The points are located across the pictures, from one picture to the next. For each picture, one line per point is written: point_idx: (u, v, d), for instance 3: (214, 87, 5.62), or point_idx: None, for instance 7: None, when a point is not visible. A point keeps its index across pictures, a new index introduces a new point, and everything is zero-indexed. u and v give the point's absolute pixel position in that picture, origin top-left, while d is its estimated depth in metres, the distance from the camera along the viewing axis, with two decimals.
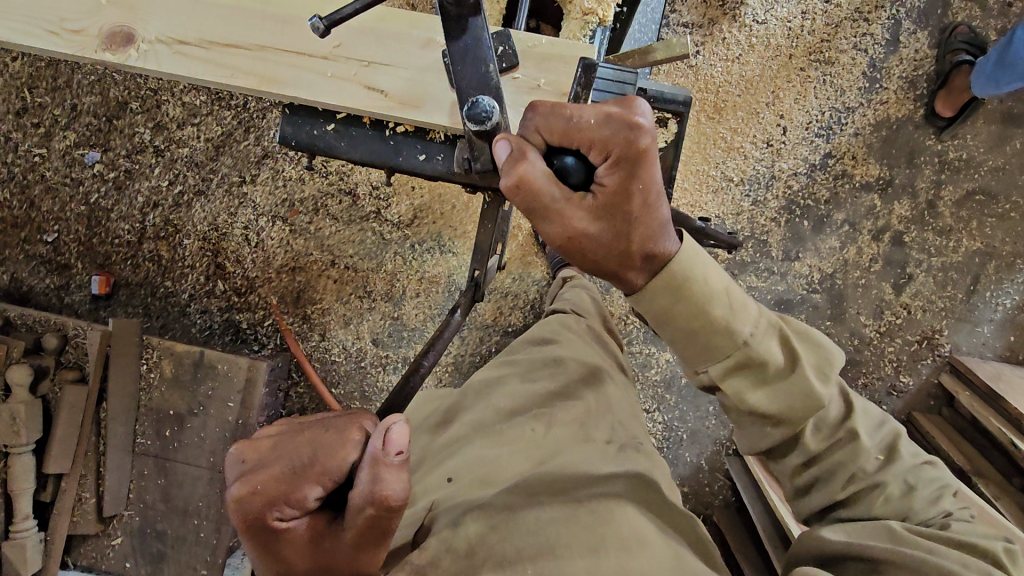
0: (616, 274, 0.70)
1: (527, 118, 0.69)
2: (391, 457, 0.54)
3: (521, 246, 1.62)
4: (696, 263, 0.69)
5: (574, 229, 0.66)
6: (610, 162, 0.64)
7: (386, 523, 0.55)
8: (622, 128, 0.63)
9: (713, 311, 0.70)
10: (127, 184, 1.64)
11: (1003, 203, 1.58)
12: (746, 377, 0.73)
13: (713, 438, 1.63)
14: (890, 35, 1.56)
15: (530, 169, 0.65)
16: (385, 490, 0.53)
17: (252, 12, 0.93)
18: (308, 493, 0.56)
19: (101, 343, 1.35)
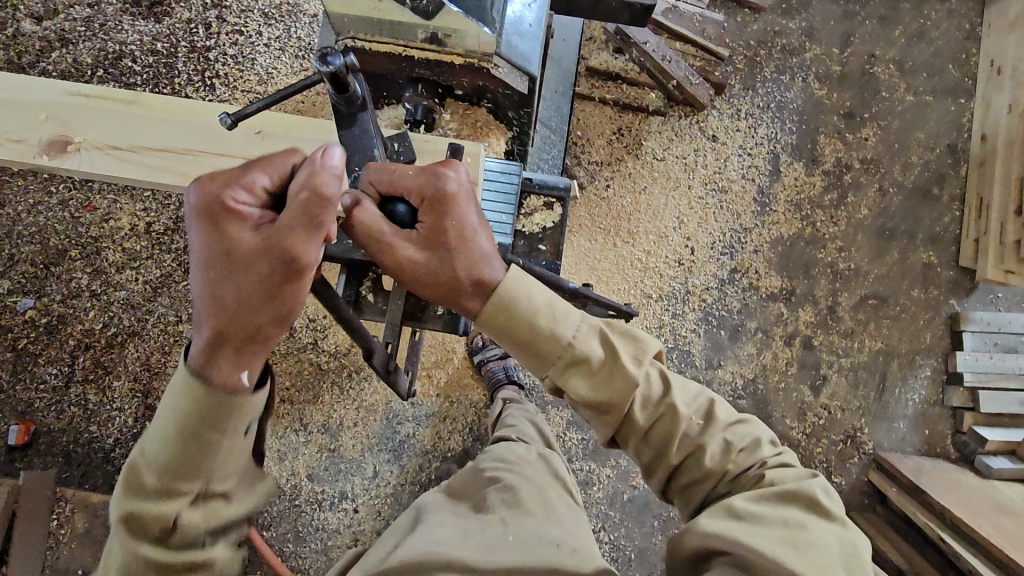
0: (451, 299, 0.80)
1: (364, 175, 0.82)
2: (328, 167, 0.67)
3: (457, 369, 1.67)
4: (516, 282, 0.79)
5: (406, 261, 0.78)
6: (426, 205, 0.78)
7: (315, 213, 0.66)
8: (432, 178, 0.77)
9: (537, 323, 0.78)
10: (59, 328, 1.63)
11: (894, 306, 1.74)
12: (579, 377, 0.79)
13: (662, 555, 1.60)
14: (771, 166, 1.80)
15: (368, 212, 0.78)
16: (303, 256, 0.66)
17: (184, 125, 1.04)
18: (244, 240, 0.67)
19: (6, 501, 1.28)
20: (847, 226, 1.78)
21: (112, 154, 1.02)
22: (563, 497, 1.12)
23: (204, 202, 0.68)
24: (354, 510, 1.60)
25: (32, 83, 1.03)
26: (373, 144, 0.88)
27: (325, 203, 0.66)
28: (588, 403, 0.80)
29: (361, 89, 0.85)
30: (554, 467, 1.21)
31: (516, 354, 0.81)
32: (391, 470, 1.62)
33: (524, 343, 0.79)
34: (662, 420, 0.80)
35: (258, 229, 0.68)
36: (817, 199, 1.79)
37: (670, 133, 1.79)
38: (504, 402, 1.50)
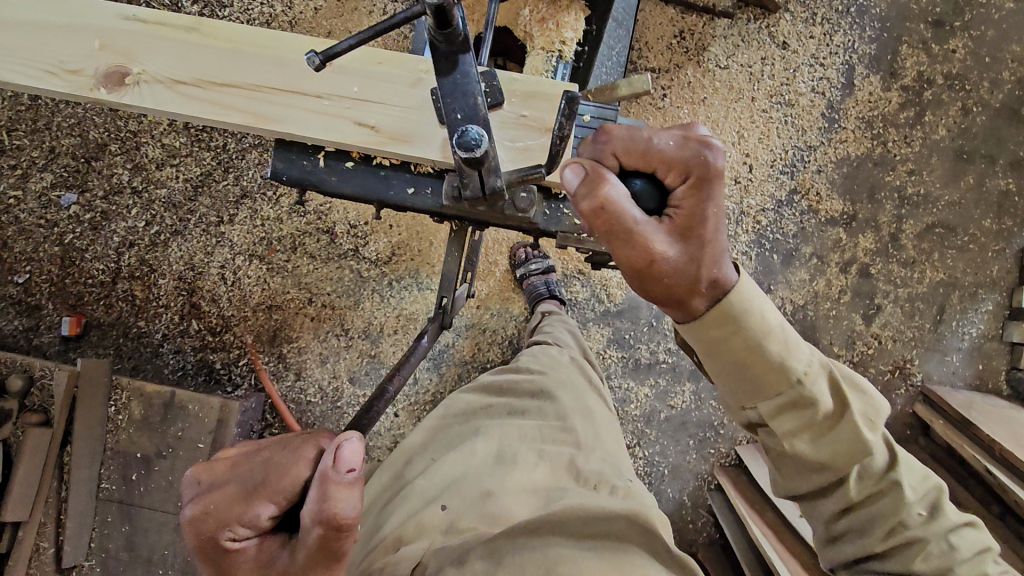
0: (681, 305, 0.67)
1: (601, 141, 0.65)
2: (342, 474, 0.53)
3: (499, 283, 1.64)
4: (752, 298, 0.70)
5: (657, 255, 0.62)
6: (689, 184, 0.63)
7: (338, 545, 0.53)
8: (702, 150, 0.63)
9: (769, 347, 0.71)
10: (103, 225, 1.63)
11: (962, 236, 1.64)
12: (793, 418, 0.75)
13: (695, 473, 1.62)
14: (845, 78, 1.65)
15: (617, 190, 0.61)
16: (335, 508, 0.52)
17: (247, 56, 0.96)
18: (261, 512, 0.55)
19: (68, 385, 1.31)
20: (921, 147, 1.65)
21: (170, 87, 0.95)
22: (599, 403, 1.11)
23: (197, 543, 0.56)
24: (394, 414, 1.63)
25: (86, 8, 0.97)
26: (474, 88, 0.79)
27: (349, 536, 0.53)
28: (803, 458, 0.78)
29: (462, 21, 0.75)
30: (586, 372, 1.18)
31: (738, 380, 0.74)
32: (430, 378, 1.64)
33: (756, 371, 0.73)
34: (871, 487, 0.83)
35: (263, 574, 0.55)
36: (892, 117, 1.65)
37: (736, 38, 1.65)
38: (544, 315, 1.48)
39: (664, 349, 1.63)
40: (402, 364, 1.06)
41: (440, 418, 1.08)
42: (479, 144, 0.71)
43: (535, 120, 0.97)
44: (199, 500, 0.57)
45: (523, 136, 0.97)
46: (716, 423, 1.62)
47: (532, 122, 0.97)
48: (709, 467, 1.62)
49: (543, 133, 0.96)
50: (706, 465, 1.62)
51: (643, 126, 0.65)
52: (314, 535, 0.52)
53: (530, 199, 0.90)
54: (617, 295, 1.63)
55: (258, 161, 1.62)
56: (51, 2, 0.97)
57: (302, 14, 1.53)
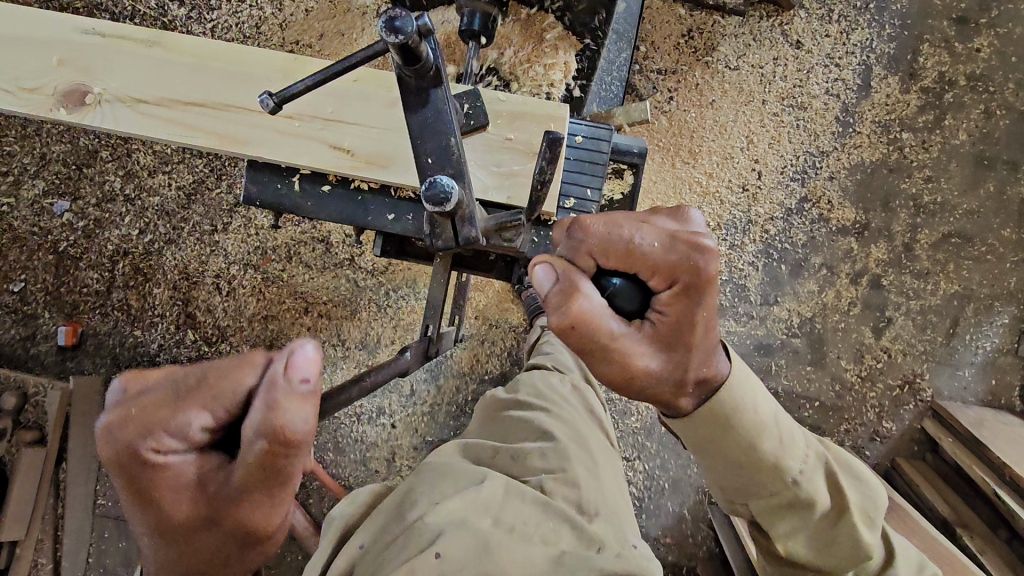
0: (668, 404, 0.76)
1: (575, 237, 0.68)
2: (295, 383, 0.59)
3: (497, 293, 1.61)
4: (750, 399, 0.79)
5: (637, 371, 0.69)
6: (675, 291, 0.67)
7: (283, 459, 0.60)
8: (688, 257, 0.66)
9: (766, 448, 0.81)
10: (97, 233, 1.60)
11: (979, 246, 1.58)
12: (792, 517, 0.86)
13: (695, 487, 1.59)
14: (861, 79, 1.58)
15: (590, 302, 0.65)
16: (284, 421, 0.58)
17: (215, 74, 0.94)
18: (194, 419, 0.61)
19: (61, 403, 1.32)
20: (940, 152, 1.58)
21: (133, 106, 0.94)
22: (600, 443, 1.10)
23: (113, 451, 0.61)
24: (392, 425, 1.62)
25: (44, 21, 0.95)
26: (447, 123, 0.76)
27: (294, 447, 0.59)
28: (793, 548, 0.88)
29: (433, 56, 0.73)
30: (588, 402, 1.18)
31: (729, 473, 0.84)
32: (428, 389, 1.62)
33: (746, 467, 0.82)
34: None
35: (202, 485, 0.61)
36: (909, 120, 1.58)
37: (747, 37, 1.57)
38: (543, 330, 1.45)
39: None
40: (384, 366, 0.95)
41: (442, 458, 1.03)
42: (448, 196, 0.68)
43: (520, 143, 0.97)
44: (127, 409, 0.61)
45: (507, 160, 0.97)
46: None
47: (517, 145, 0.97)
48: None
49: (527, 157, 0.96)
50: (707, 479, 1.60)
51: (626, 224, 0.68)
52: (259, 445, 0.58)
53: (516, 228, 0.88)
54: None
55: None
56: (7, 15, 0.95)
57: (293, 16, 1.48)
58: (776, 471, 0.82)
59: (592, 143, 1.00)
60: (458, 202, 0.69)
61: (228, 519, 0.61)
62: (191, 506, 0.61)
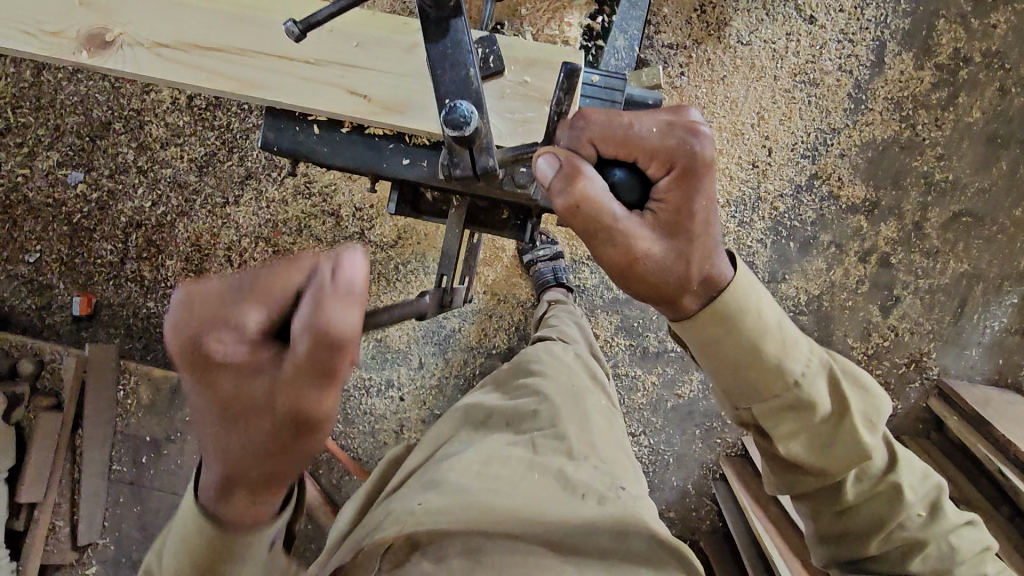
0: (670, 301, 0.77)
1: (579, 133, 0.75)
2: (339, 290, 0.48)
3: (506, 268, 1.61)
4: (748, 292, 0.78)
5: (638, 251, 0.72)
6: (674, 175, 0.73)
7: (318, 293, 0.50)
8: (683, 140, 0.73)
9: (766, 346, 0.78)
10: (110, 204, 1.62)
11: (990, 225, 1.57)
12: (793, 418, 0.82)
13: (700, 462, 1.61)
14: (875, 56, 1.56)
15: (593, 184, 0.71)
16: (328, 319, 0.47)
17: (232, 17, 0.94)
18: (246, 318, 0.51)
19: (76, 369, 1.33)
20: (952, 130, 1.56)
21: (154, 50, 0.94)
22: (597, 404, 1.12)
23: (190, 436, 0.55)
24: (400, 398, 1.64)
25: None
26: (466, 57, 0.78)
27: (340, 347, 0.48)
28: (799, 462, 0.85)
29: None
30: (592, 370, 1.22)
31: (729, 375, 0.81)
32: (436, 362, 1.63)
33: (743, 363, 0.79)
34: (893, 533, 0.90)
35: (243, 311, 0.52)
36: (923, 98, 1.56)
37: (760, 12, 1.56)
38: (550, 304, 1.46)
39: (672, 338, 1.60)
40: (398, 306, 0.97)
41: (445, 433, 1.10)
42: (468, 122, 0.70)
43: (536, 89, 0.94)
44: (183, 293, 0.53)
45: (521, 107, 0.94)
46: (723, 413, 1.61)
47: (532, 92, 0.94)
48: (715, 456, 1.61)
49: (542, 104, 0.93)
50: (711, 454, 1.61)
51: (625, 115, 0.75)
52: (302, 346, 0.48)
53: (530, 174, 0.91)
54: None
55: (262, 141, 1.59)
56: None
57: None
58: (770, 368, 0.79)
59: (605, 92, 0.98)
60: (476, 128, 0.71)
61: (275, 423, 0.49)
62: (225, 396, 0.51)
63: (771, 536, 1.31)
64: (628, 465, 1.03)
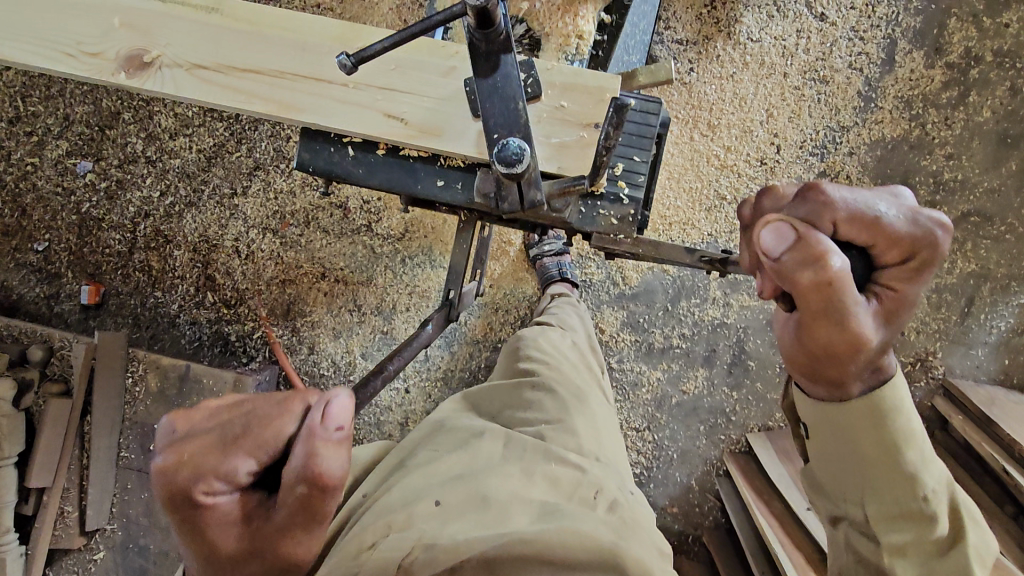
0: (838, 385, 0.67)
1: (814, 200, 0.59)
2: (330, 432, 0.54)
3: (513, 263, 1.62)
4: (899, 399, 0.66)
5: (862, 344, 0.60)
6: (907, 267, 0.60)
7: (319, 502, 0.54)
8: (929, 233, 0.60)
9: (906, 457, 0.66)
10: (118, 194, 1.63)
11: (999, 224, 1.57)
12: (907, 529, 0.68)
13: (704, 458, 1.62)
14: (886, 54, 1.55)
15: (844, 260, 0.55)
16: (321, 466, 0.53)
17: (271, 39, 0.93)
18: (238, 466, 0.53)
19: (86, 356, 1.35)
20: (963, 129, 1.56)
21: (192, 72, 0.92)
22: (598, 400, 1.14)
23: (165, 493, 0.53)
24: (406, 390, 1.65)
25: None
26: (514, 91, 0.78)
27: (331, 492, 0.54)
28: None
29: (505, 20, 0.73)
30: (590, 363, 1.23)
31: (852, 466, 0.68)
32: (442, 355, 1.64)
33: (867, 448, 0.66)
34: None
35: (247, 523, 0.55)
36: (933, 97, 1.56)
37: (770, 9, 1.55)
38: (552, 297, 1.46)
39: (678, 334, 1.60)
40: (404, 348, 1.04)
41: (443, 419, 1.09)
42: (519, 159, 0.73)
43: (571, 114, 0.93)
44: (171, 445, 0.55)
45: (558, 132, 0.92)
46: (727, 410, 1.61)
47: (570, 116, 0.92)
48: (719, 453, 1.62)
49: (580, 129, 0.92)
50: (715, 451, 1.62)
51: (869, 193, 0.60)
52: (296, 491, 0.53)
53: (567, 201, 0.89)
54: (633, 278, 1.60)
55: (271, 132, 1.60)
56: None
57: None
58: (900, 471, 0.66)
59: (641, 117, 0.95)
60: (528, 165, 0.74)
61: (280, 525, 0.54)
62: (242, 413, 0.57)
63: (775, 534, 1.31)
64: (624, 463, 1.05)
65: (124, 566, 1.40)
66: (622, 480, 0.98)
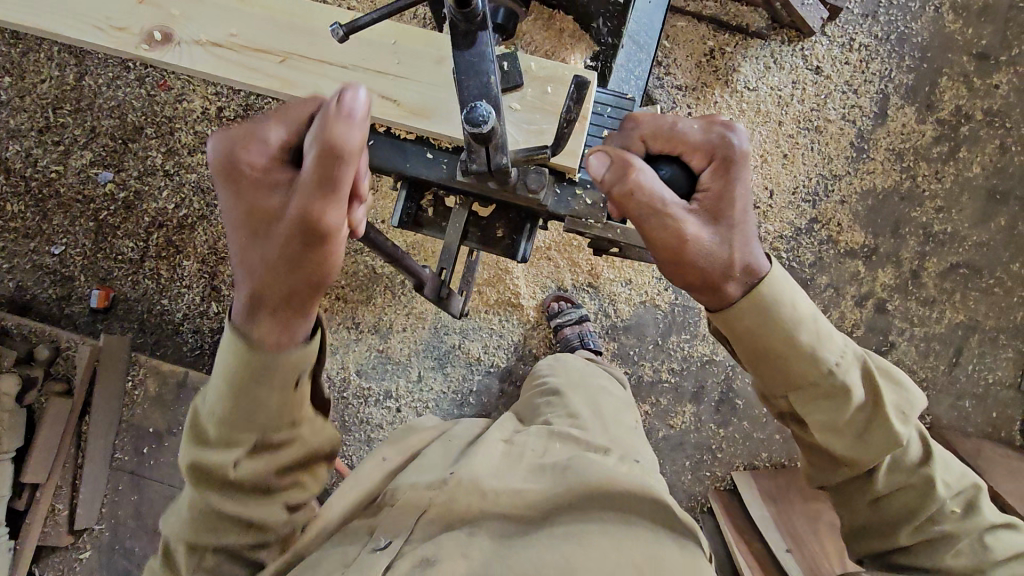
0: (713, 289, 0.74)
1: (631, 130, 0.83)
2: (341, 112, 0.59)
3: (508, 288, 1.65)
4: (784, 287, 0.74)
5: (687, 236, 0.72)
6: (713, 167, 0.77)
7: (335, 170, 0.61)
8: (721, 135, 0.77)
9: (799, 337, 0.74)
10: (135, 204, 1.70)
11: (987, 277, 1.60)
12: (826, 408, 0.76)
13: (689, 494, 1.62)
14: (878, 108, 1.61)
15: (643, 173, 0.74)
16: (332, 134, 0.60)
17: (281, 22, 1.00)
18: (273, 133, 0.70)
19: (89, 357, 1.39)
20: (952, 183, 1.60)
21: (209, 49, 0.99)
22: (610, 397, 1.11)
23: (219, 159, 0.69)
24: (397, 409, 1.67)
25: None
26: (489, 68, 0.82)
27: (341, 156, 0.60)
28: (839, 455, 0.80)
29: (483, 4, 0.78)
30: (607, 375, 1.22)
31: (768, 365, 0.75)
32: (435, 376, 1.67)
33: (775, 342, 0.74)
34: (900, 480, 0.83)
35: (278, 190, 0.69)
36: (924, 150, 1.61)
37: (768, 60, 1.62)
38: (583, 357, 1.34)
39: (667, 368, 1.63)
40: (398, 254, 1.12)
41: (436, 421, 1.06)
42: (486, 120, 0.75)
43: (551, 103, 1.00)
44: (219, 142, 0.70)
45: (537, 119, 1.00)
46: (714, 447, 1.62)
47: (547, 105, 1.00)
48: (705, 489, 1.62)
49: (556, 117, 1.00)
50: (701, 487, 1.62)
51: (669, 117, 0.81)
52: (314, 145, 0.61)
53: (540, 180, 0.94)
54: (625, 311, 1.64)
55: None
56: None
57: None
58: (799, 349, 0.74)
59: (616, 112, 1.04)
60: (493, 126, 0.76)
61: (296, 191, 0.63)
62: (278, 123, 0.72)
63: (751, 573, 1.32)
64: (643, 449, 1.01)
65: (108, 567, 1.41)
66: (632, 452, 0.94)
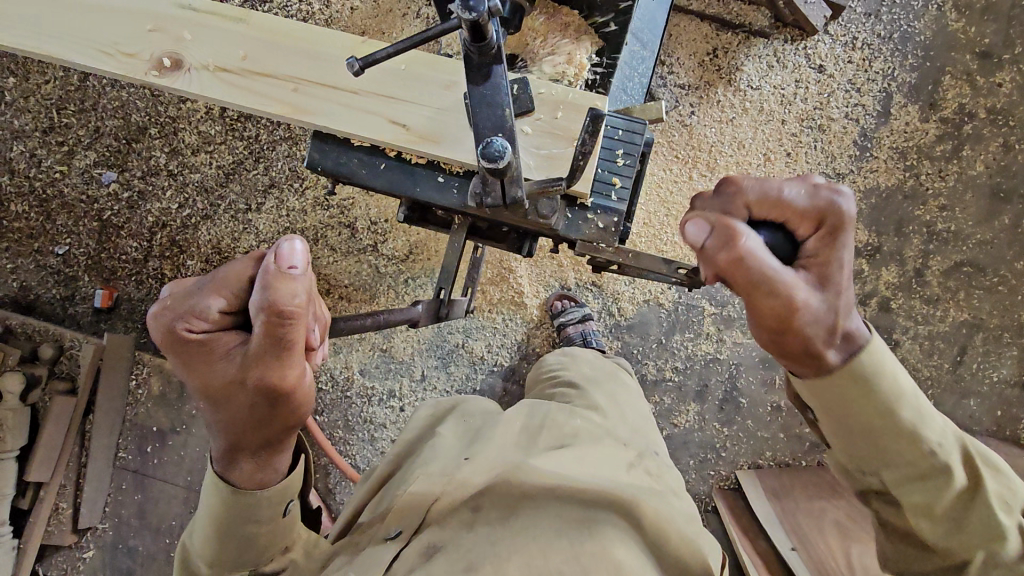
0: (815, 364, 0.71)
1: (734, 193, 0.73)
2: (285, 269, 0.67)
3: (512, 288, 1.65)
4: (883, 362, 0.72)
5: (801, 307, 0.67)
6: (823, 235, 0.71)
7: (282, 331, 0.67)
8: (833, 204, 0.71)
9: (901, 417, 0.73)
10: (139, 204, 1.70)
11: (991, 275, 1.60)
12: (922, 489, 0.75)
13: (692, 493, 1.62)
14: (882, 107, 1.61)
15: (753, 240, 0.66)
16: (277, 297, 0.66)
17: (289, 46, 0.99)
18: (208, 304, 0.71)
19: (93, 357, 1.38)
20: (956, 182, 1.60)
21: (217, 74, 0.99)
22: (624, 392, 1.12)
23: (161, 336, 0.72)
24: (401, 408, 1.67)
25: None
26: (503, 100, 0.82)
27: (287, 316, 0.66)
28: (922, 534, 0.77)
29: (497, 35, 0.78)
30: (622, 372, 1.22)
31: (857, 439, 0.74)
32: (438, 376, 1.67)
33: (872, 419, 0.73)
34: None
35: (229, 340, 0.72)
36: (927, 149, 1.61)
37: (771, 59, 1.62)
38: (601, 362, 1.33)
39: (671, 367, 1.63)
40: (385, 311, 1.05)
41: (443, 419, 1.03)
42: (501, 156, 0.75)
43: (563, 129, 0.99)
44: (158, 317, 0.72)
45: (548, 145, 0.98)
46: (717, 446, 1.62)
47: (559, 130, 0.99)
48: (708, 488, 1.62)
49: (568, 143, 0.98)
50: (704, 486, 1.62)
51: (774, 181, 0.72)
52: (260, 315, 0.66)
53: (551, 206, 0.94)
54: (628, 310, 1.64)
55: (288, 152, 1.68)
56: None
57: (338, 13, 1.60)
58: (895, 427, 0.73)
59: (628, 135, 0.98)
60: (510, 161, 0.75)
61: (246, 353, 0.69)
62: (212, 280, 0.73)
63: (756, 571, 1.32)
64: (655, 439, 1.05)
65: (111, 566, 1.42)
66: (647, 445, 0.98)
